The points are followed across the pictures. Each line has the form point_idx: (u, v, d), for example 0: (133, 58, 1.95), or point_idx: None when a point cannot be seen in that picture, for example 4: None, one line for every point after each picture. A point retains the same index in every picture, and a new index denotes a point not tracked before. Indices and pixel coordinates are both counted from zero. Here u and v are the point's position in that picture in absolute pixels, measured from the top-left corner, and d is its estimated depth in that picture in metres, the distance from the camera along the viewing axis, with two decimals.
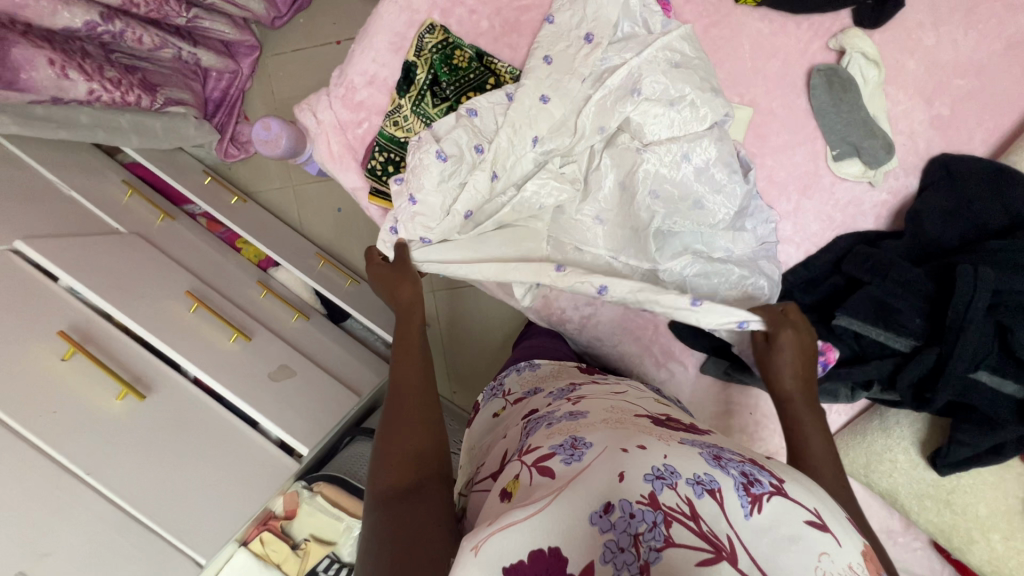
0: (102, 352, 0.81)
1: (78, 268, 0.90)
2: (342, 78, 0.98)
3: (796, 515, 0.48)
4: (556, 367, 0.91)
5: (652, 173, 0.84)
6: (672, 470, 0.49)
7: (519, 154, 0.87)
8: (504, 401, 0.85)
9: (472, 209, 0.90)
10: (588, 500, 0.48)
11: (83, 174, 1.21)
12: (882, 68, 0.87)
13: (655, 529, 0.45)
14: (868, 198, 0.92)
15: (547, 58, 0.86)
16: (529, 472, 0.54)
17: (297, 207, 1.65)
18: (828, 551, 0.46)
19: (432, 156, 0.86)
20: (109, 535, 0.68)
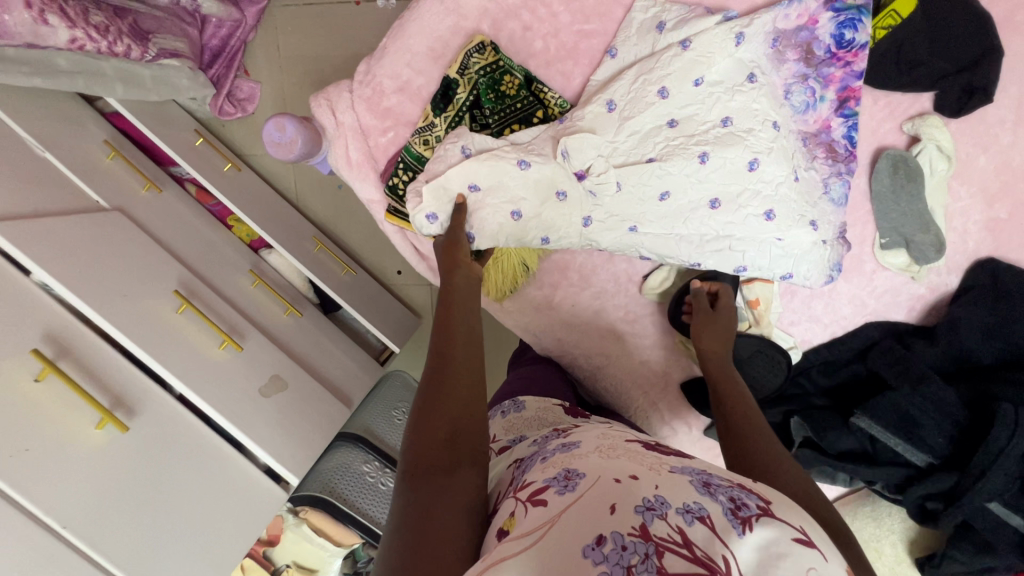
0: (79, 370, 0.73)
1: (53, 260, 0.80)
2: (369, 76, 0.88)
3: (784, 532, 0.42)
4: (542, 406, 0.82)
5: (676, 180, 0.74)
6: (663, 500, 0.43)
7: (554, 179, 0.76)
8: (490, 449, 0.76)
9: (522, 210, 0.77)
10: (578, 530, 0.42)
11: (60, 128, 1.07)
12: (953, 162, 0.82)
13: (648, 560, 0.39)
14: (906, 290, 0.89)
15: (611, 103, 0.77)
16: (520, 507, 0.47)
17: (294, 177, 1.52)
18: (817, 566, 0.40)
19: (457, 152, 0.78)
20: None
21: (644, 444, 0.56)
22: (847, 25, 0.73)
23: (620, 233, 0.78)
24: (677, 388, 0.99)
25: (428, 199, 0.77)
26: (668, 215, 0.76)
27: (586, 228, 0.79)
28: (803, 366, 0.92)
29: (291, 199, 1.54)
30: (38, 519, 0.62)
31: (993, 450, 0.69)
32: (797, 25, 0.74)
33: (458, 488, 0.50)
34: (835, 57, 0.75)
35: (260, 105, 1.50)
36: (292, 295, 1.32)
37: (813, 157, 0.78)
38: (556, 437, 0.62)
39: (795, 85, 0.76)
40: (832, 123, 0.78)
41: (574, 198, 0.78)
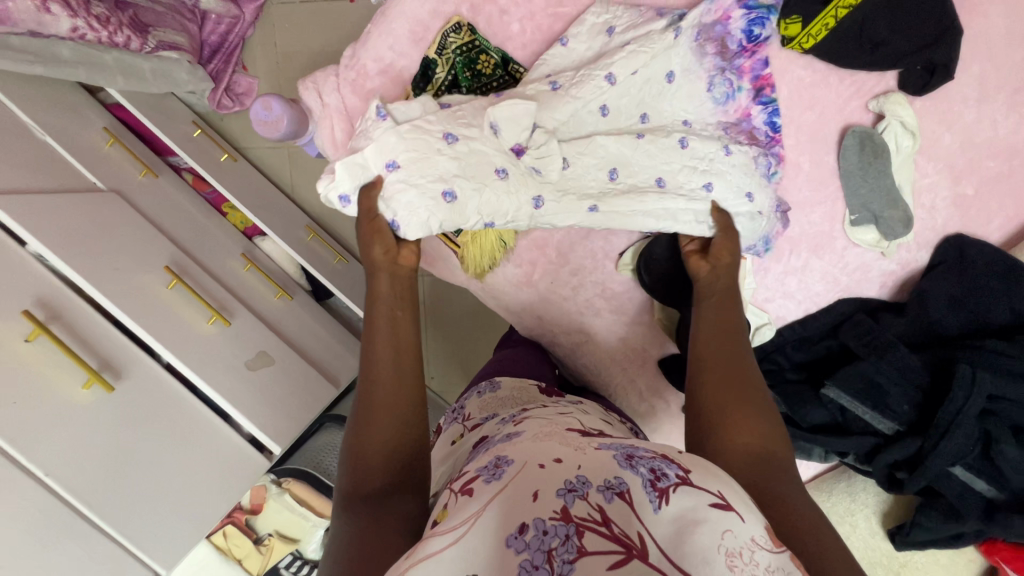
0: (69, 333, 0.76)
1: (48, 232, 0.84)
2: (354, 59, 0.91)
3: (701, 499, 0.46)
4: (517, 386, 0.85)
5: (611, 156, 0.79)
6: (583, 480, 0.46)
7: (491, 158, 0.74)
8: (463, 428, 0.78)
9: (456, 189, 0.72)
10: (501, 522, 0.44)
11: (61, 115, 1.12)
12: (918, 138, 0.84)
13: (568, 542, 0.41)
14: (877, 266, 0.90)
15: (556, 83, 0.80)
16: (453, 497, 0.50)
17: (290, 169, 1.56)
18: (733, 528, 0.44)
19: (375, 118, 0.73)
20: (71, 543, 0.66)
21: (580, 433, 0.58)
22: (755, 22, 0.79)
23: (581, 213, 0.78)
24: (655, 366, 1.00)
25: (340, 179, 0.71)
26: (618, 192, 0.79)
27: (537, 209, 0.77)
28: (778, 342, 0.93)
29: (287, 191, 1.58)
30: (24, 469, 0.64)
31: (952, 412, 0.71)
32: (713, 20, 0.80)
33: (392, 515, 0.53)
34: (745, 50, 0.81)
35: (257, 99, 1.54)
36: (284, 281, 1.35)
37: (737, 143, 0.83)
38: (510, 423, 0.65)
39: (716, 78, 0.81)
40: (752, 111, 0.83)
41: (514, 175, 0.76)
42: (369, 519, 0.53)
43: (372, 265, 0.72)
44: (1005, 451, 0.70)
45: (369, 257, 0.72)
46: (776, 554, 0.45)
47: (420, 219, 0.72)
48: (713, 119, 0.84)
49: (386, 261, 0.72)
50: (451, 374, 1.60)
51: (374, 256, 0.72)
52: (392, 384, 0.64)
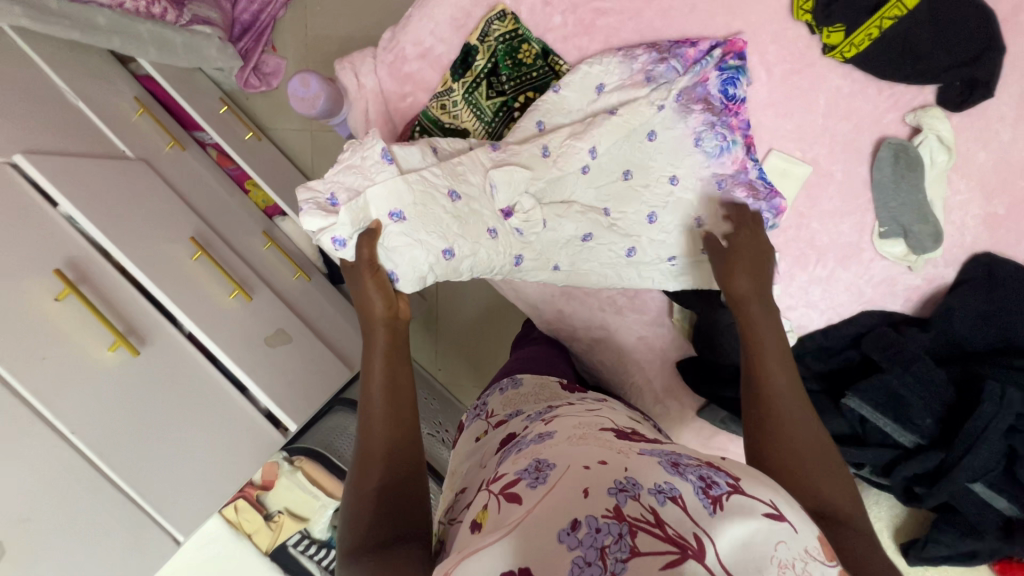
0: (96, 296, 0.76)
1: (79, 195, 0.83)
2: (392, 42, 0.91)
3: (754, 509, 0.44)
4: (539, 382, 0.85)
5: (592, 220, 0.83)
6: (634, 481, 0.45)
7: (485, 217, 0.75)
8: (487, 424, 0.77)
9: (454, 247, 0.71)
10: (550, 521, 0.43)
11: (94, 82, 1.12)
12: (954, 154, 0.83)
13: (621, 541, 0.40)
14: (902, 280, 0.90)
15: (547, 148, 0.80)
16: (493, 501, 0.49)
17: (312, 152, 1.57)
18: (785, 539, 0.43)
19: (378, 160, 0.69)
20: (93, 506, 0.66)
21: (616, 435, 0.57)
22: (729, 82, 0.81)
23: (548, 272, 0.86)
24: (673, 368, 1.01)
25: (340, 221, 0.66)
26: (580, 254, 0.86)
27: (517, 267, 0.83)
28: (797, 352, 0.93)
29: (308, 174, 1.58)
30: (49, 424, 0.64)
31: (979, 426, 0.71)
32: (694, 82, 0.82)
33: (404, 562, 0.52)
34: (729, 108, 0.82)
35: (284, 80, 1.55)
36: (303, 262, 1.35)
37: (732, 196, 0.83)
38: (540, 422, 0.65)
39: (705, 133, 0.81)
40: (748, 164, 0.83)
41: (503, 236, 0.78)
42: (377, 573, 0.52)
43: (370, 322, 0.68)
44: None
45: (367, 312, 0.68)
46: (829, 566, 0.43)
47: (418, 273, 0.70)
48: (707, 172, 0.83)
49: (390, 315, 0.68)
50: (458, 364, 1.62)
51: (373, 312, 0.67)
52: (385, 421, 0.63)
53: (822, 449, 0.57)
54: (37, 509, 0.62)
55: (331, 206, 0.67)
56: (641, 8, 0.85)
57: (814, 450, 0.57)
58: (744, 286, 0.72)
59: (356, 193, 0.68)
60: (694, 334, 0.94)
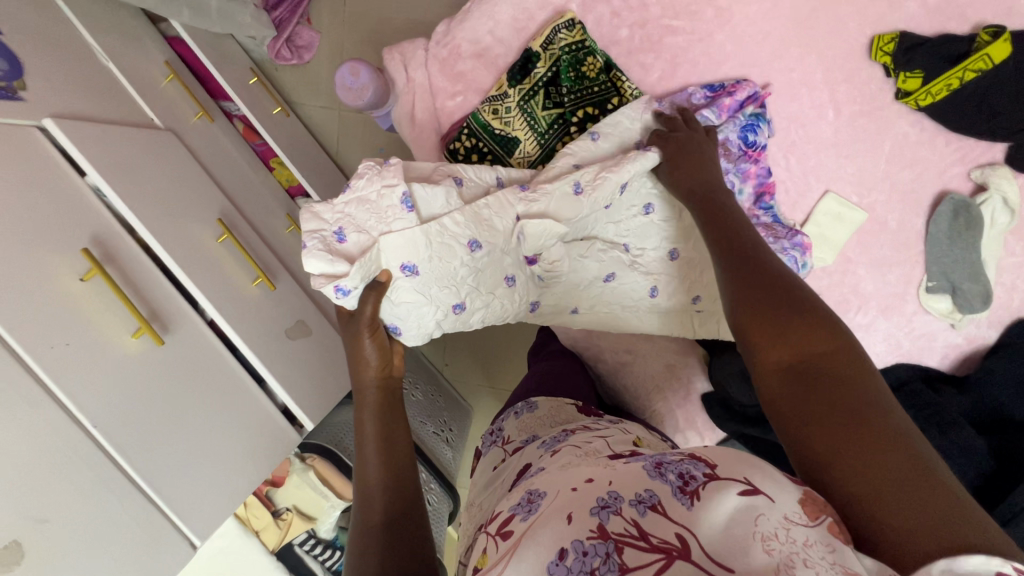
0: (121, 277, 0.73)
1: (108, 166, 0.80)
2: (447, 37, 0.87)
3: (729, 490, 0.41)
4: (553, 406, 0.82)
5: (613, 260, 0.82)
6: (615, 493, 0.43)
7: (504, 265, 0.75)
8: (504, 453, 0.75)
9: (465, 301, 0.72)
10: (536, 550, 0.42)
11: (125, 42, 1.07)
12: (1016, 216, 0.81)
13: (609, 560, 0.38)
14: (942, 336, 0.87)
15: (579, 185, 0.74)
16: (492, 539, 0.47)
17: (339, 133, 1.52)
18: (764, 510, 0.39)
19: (398, 206, 0.65)
20: (110, 507, 0.63)
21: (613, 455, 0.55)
22: (749, 129, 0.79)
23: (565, 315, 0.85)
24: (698, 400, 0.99)
25: (350, 272, 0.61)
26: (602, 295, 0.84)
27: (532, 311, 0.83)
28: None
29: (332, 155, 1.53)
30: (69, 414, 0.62)
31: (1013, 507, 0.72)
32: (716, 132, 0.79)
33: None
34: (748, 155, 0.80)
35: (317, 56, 1.49)
36: None
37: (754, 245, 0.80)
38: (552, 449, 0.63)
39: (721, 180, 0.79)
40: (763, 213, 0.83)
41: (521, 282, 0.79)
42: None
43: (361, 384, 0.68)
44: None
45: (361, 373, 0.68)
46: (813, 528, 0.39)
47: (424, 328, 0.71)
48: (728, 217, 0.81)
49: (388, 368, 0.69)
50: (464, 363, 1.60)
51: (367, 373, 0.68)
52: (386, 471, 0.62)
53: (790, 309, 0.50)
54: (54, 509, 0.59)
55: (341, 248, 0.63)
56: (714, 30, 0.82)
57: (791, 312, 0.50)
58: (693, 183, 0.70)
59: (368, 239, 0.64)
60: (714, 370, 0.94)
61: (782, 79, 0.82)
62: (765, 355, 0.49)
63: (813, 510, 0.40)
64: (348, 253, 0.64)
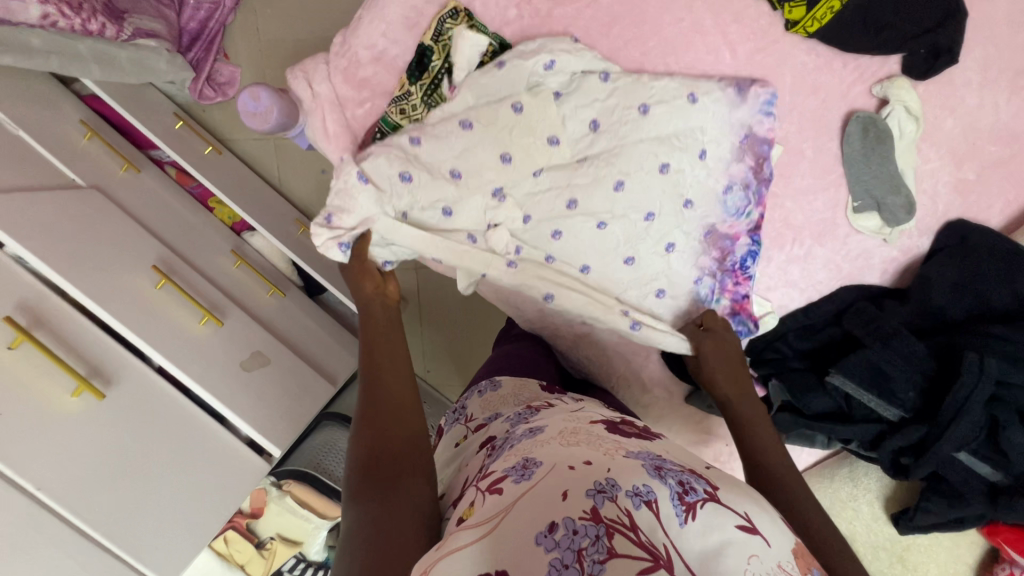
0: (52, 339, 0.72)
1: (25, 232, 0.79)
2: (344, 47, 0.87)
3: (728, 520, 0.47)
4: (518, 384, 0.83)
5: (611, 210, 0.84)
6: (613, 482, 0.48)
7: (484, 181, 0.81)
8: (466, 429, 0.76)
9: (452, 208, 0.81)
10: (532, 520, 0.45)
11: (35, 107, 1.06)
12: (922, 123, 0.83)
13: (598, 542, 0.43)
14: (878, 253, 0.89)
15: (519, 106, 0.80)
16: (480, 497, 0.52)
17: (277, 162, 1.52)
18: (758, 552, 0.45)
19: (356, 184, 0.79)
20: (68, 562, 0.65)
21: (607, 428, 0.60)
22: (751, 254, 0.86)
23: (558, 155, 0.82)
24: (659, 358, 1.00)
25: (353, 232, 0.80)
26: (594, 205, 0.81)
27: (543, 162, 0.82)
28: (779, 330, 0.93)
29: (276, 185, 1.54)
30: (14, 483, 0.62)
31: (960, 398, 0.71)
32: (726, 232, 0.86)
33: (411, 500, 0.55)
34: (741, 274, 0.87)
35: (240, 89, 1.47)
36: (275, 277, 1.31)
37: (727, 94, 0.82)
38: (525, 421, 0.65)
39: (734, 188, 0.84)
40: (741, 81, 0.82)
41: (518, 162, 0.81)
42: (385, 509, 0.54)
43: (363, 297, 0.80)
44: (1011, 437, 0.71)
45: (360, 290, 0.81)
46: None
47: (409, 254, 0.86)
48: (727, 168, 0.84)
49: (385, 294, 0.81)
50: (443, 365, 1.61)
51: (364, 288, 0.81)
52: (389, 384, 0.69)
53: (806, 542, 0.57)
54: None
55: (340, 225, 0.80)
56: None
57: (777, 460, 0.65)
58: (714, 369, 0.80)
59: (350, 216, 0.80)
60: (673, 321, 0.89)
61: (674, 30, 0.83)
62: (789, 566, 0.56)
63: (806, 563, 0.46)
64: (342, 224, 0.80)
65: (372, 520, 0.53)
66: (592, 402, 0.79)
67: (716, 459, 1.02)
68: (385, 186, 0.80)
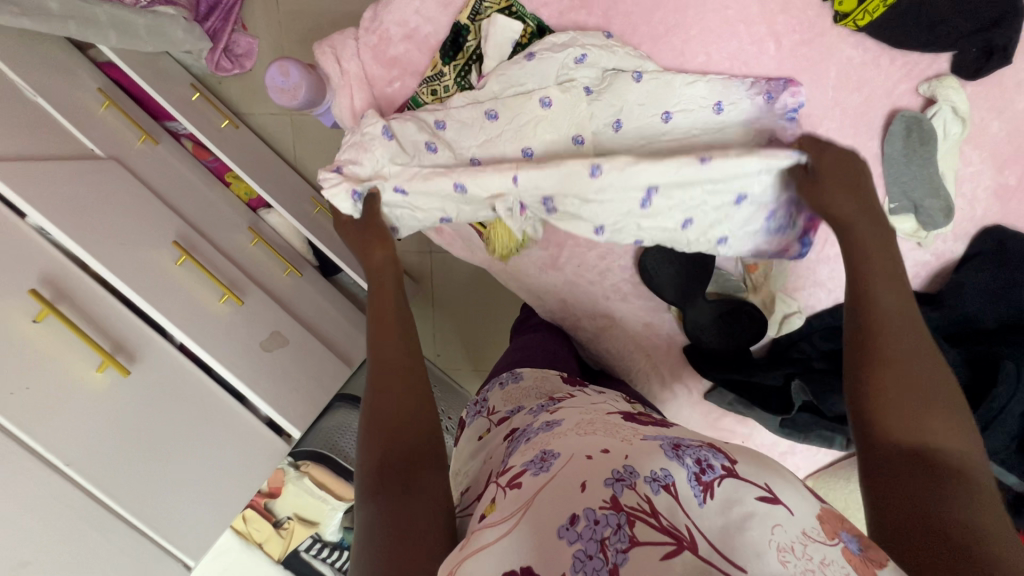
0: (76, 313, 0.71)
1: (47, 203, 0.77)
2: (374, 22, 0.84)
3: (747, 492, 0.43)
4: (539, 376, 0.82)
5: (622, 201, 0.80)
6: (631, 469, 0.45)
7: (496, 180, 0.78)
8: (489, 422, 0.75)
9: (465, 183, 0.78)
10: (552, 511, 0.43)
11: (52, 73, 1.03)
12: (968, 125, 0.81)
13: (620, 531, 0.40)
14: (911, 256, 0.88)
15: (547, 100, 0.78)
16: (499, 493, 0.49)
17: (293, 138, 1.49)
18: (781, 522, 0.41)
19: (378, 136, 0.81)
20: (92, 539, 0.65)
21: (623, 418, 0.59)
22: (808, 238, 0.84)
23: (578, 148, 0.79)
24: (680, 353, 0.99)
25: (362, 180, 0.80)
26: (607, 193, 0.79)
27: (577, 144, 0.80)
28: (805, 330, 0.91)
29: (291, 161, 1.51)
30: (43, 459, 0.62)
31: (996, 408, 0.72)
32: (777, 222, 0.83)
33: (424, 490, 0.52)
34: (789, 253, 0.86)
35: (258, 62, 1.43)
36: (291, 256, 1.30)
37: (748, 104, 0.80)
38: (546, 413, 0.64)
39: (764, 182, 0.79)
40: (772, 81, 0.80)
41: (541, 153, 0.80)
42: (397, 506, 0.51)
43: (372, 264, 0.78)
44: None
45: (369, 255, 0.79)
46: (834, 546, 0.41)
47: (415, 222, 0.85)
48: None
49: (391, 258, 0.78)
50: (455, 348, 1.61)
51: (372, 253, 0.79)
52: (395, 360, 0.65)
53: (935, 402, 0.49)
54: (36, 554, 0.60)
55: (351, 175, 0.81)
56: None
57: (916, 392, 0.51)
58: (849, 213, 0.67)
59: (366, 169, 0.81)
60: (692, 321, 0.93)
61: (718, 18, 0.81)
62: (887, 419, 0.49)
63: (830, 530, 0.42)
64: (356, 173, 0.81)
65: (388, 515, 0.51)
66: (614, 395, 0.77)
67: None
68: (407, 148, 0.81)
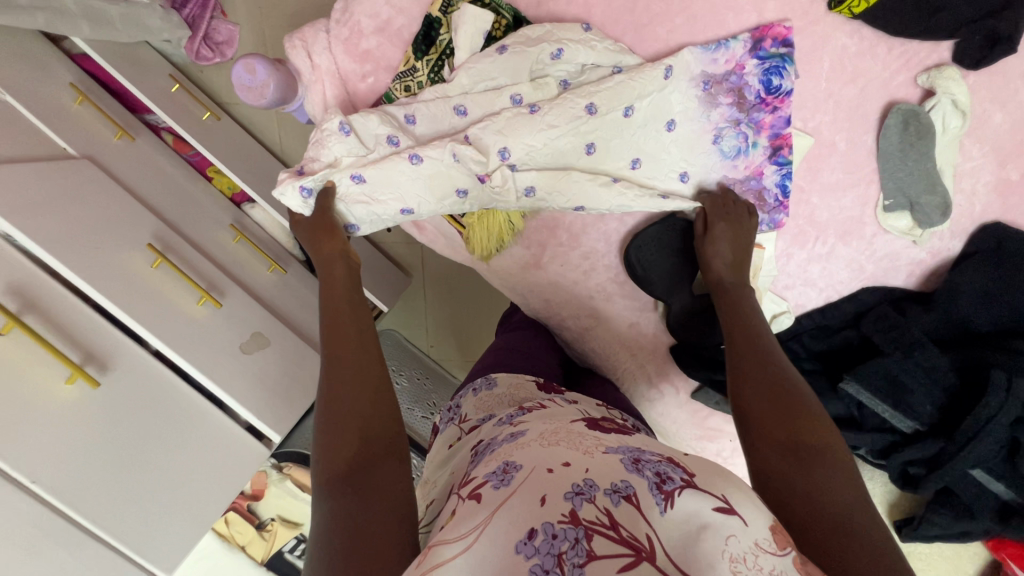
0: (44, 323, 0.70)
1: (13, 206, 0.74)
2: (346, 14, 0.81)
3: (704, 504, 0.42)
4: (514, 382, 0.79)
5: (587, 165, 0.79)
6: (592, 482, 0.42)
7: (452, 177, 0.77)
8: (460, 431, 0.72)
9: (421, 154, 0.75)
10: (512, 523, 0.40)
11: (22, 67, 1.00)
12: (968, 118, 0.76)
13: (578, 545, 0.38)
14: (906, 254, 0.84)
15: (518, 97, 0.77)
16: (460, 504, 0.45)
17: (277, 127, 1.45)
18: (735, 532, 0.40)
19: (336, 132, 0.77)
20: (62, 555, 0.65)
21: (587, 425, 0.56)
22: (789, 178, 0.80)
23: (546, 137, 0.76)
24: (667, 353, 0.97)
25: (312, 175, 0.76)
26: (577, 162, 0.79)
27: (534, 115, 0.76)
28: (794, 329, 0.89)
29: (276, 152, 1.48)
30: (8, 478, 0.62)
31: (983, 419, 0.70)
32: (746, 175, 0.82)
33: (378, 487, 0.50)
34: (784, 204, 0.81)
35: (239, 49, 1.39)
36: (276, 251, 1.28)
37: (715, 101, 0.79)
38: (509, 425, 0.61)
39: (726, 131, 0.80)
40: (746, 66, 0.77)
41: (518, 151, 0.76)
42: (354, 498, 0.49)
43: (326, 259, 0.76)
44: None
45: (319, 250, 0.78)
46: (781, 556, 0.39)
47: (378, 222, 0.82)
48: (717, 173, 0.83)
49: (343, 253, 0.77)
50: (445, 344, 1.59)
51: (323, 247, 0.77)
52: (352, 359, 0.63)
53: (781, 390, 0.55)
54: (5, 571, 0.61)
55: (310, 173, 0.78)
56: None
57: (770, 389, 0.56)
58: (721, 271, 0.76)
59: (326, 166, 0.78)
60: (676, 320, 0.90)
61: (706, 7, 0.77)
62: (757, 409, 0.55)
63: (781, 538, 0.41)
64: (314, 170, 0.78)
65: (345, 513, 0.48)
66: (592, 403, 0.74)
67: (719, 454, 1.00)
68: (368, 141, 0.78)
